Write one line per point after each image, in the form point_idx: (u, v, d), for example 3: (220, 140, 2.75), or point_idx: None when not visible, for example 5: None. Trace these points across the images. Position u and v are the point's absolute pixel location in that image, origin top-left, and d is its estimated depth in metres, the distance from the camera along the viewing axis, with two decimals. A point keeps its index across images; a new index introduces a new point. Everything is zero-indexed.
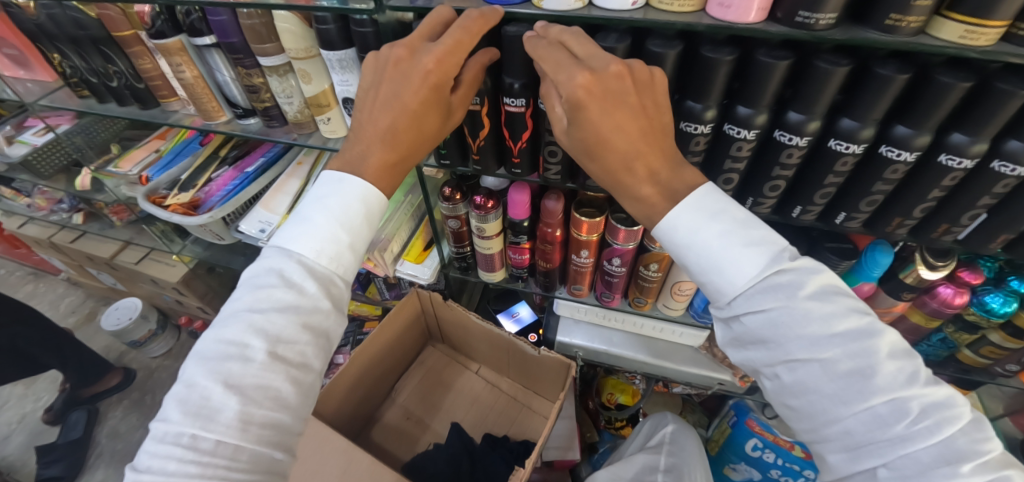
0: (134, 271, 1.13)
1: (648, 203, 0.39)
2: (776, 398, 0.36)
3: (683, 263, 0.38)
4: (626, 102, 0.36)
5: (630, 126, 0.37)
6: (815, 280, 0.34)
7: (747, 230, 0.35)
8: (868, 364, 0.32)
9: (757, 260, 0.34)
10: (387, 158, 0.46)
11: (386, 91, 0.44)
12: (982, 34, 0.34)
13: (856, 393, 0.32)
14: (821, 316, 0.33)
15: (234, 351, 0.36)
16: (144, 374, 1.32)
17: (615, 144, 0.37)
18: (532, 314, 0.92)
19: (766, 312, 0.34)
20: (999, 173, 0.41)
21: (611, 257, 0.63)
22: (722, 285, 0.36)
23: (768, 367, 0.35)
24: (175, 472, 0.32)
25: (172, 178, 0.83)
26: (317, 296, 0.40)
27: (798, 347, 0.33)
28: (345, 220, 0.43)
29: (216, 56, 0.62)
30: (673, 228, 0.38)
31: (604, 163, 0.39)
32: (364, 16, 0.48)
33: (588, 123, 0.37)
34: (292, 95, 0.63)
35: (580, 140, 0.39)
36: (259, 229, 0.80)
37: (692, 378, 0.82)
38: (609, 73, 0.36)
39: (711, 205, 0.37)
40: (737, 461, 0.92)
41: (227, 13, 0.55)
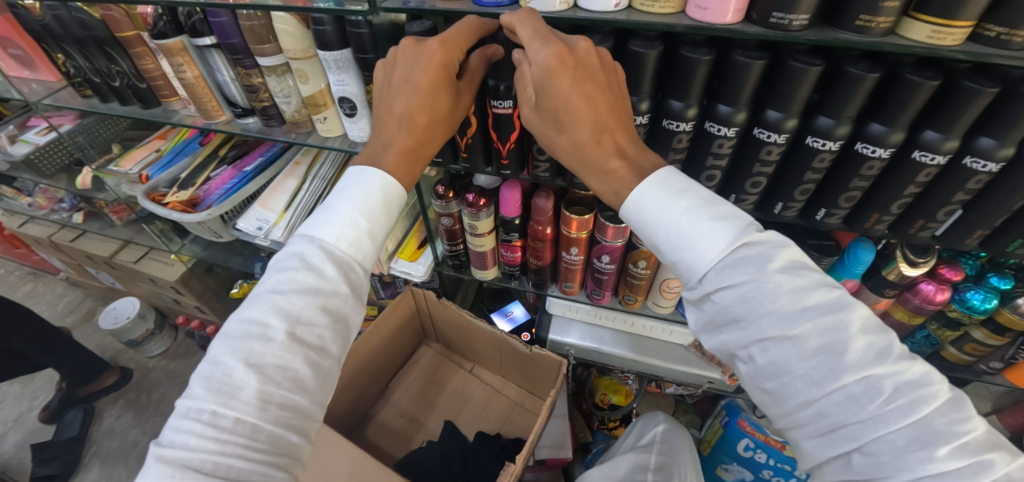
0: (133, 270, 1.14)
1: (613, 176, 0.42)
2: (752, 382, 0.36)
3: (656, 242, 0.39)
4: (593, 77, 0.40)
5: (597, 99, 0.40)
6: (782, 254, 0.35)
7: (713, 206, 0.37)
8: (839, 339, 0.32)
9: (726, 234, 0.35)
10: (406, 144, 0.48)
11: (399, 75, 0.46)
12: (948, 34, 0.36)
13: (829, 371, 0.32)
14: (791, 289, 0.33)
15: (255, 330, 0.37)
16: (140, 373, 1.33)
17: (580, 114, 0.41)
18: (525, 313, 0.93)
19: (737, 287, 0.34)
20: (972, 169, 0.42)
21: (601, 254, 0.63)
22: (693, 262, 0.36)
23: (743, 349, 0.35)
24: (196, 447, 0.33)
25: (172, 176, 0.84)
26: (336, 280, 0.42)
27: (768, 324, 0.33)
28: (366, 207, 0.45)
29: (216, 56, 0.64)
30: (644, 206, 0.39)
31: (572, 134, 0.42)
32: (359, 17, 0.50)
33: (556, 91, 0.40)
34: (290, 94, 0.64)
35: (549, 108, 0.42)
36: (256, 227, 0.81)
37: (681, 376, 0.82)
38: (579, 48, 0.39)
39: (679, 184, 0.39)
40: (729, 462, 0.93)
41: (227, 15, 0.57)
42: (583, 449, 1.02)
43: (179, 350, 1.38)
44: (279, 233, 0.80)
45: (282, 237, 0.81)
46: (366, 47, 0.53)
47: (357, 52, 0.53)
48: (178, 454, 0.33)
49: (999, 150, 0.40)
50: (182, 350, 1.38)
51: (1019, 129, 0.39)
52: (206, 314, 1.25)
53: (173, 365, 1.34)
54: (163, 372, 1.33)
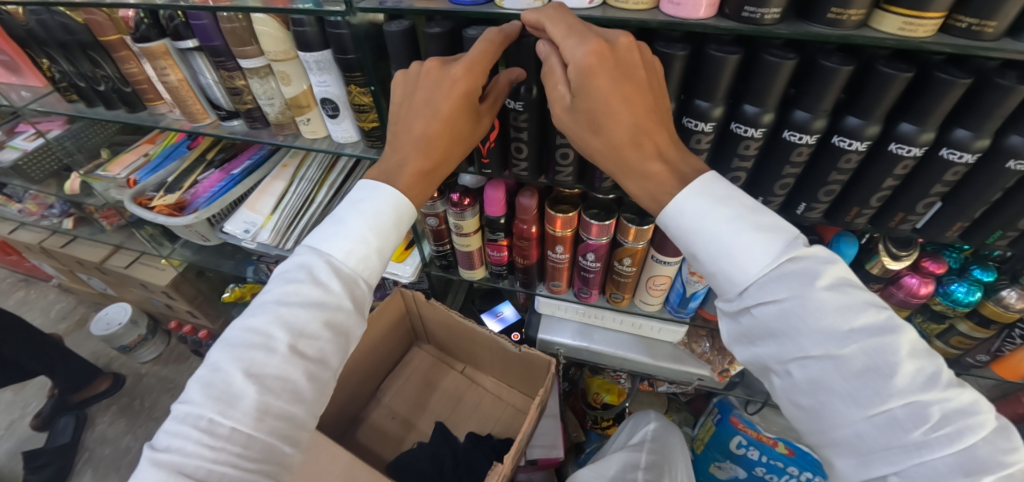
0: (124, 275, 1.14)
1: (653, 180, 0.40)
2: (785, 397, 0.37)
3: (695, 252, 0.39)
4: (634, 76, 0.38)
5: (636, 99, 0.39)
6: (830, 271, 0.35)
7: (759, 218, 0.36)
8: (886, 362, 0.32)
9: (772, 248, 0.35)
10: (421, 167, 0.48)
11: (420, 98, 0.45)
12: (920, 26, 0.36)
13: (873, 393, 0.32)
14: (839, 309, 0.33)
15: (257, 340, 0.38)
16: (133, 379, 1.32)
17: (618, 115, 0.39)
18: (516, 313, 0.93)
19: (779, 302, 0.35)
20: (949, 161, 0.42)
21: (586, 252, 0.63)
22: (733, 273, 0.36)
23: (780, 364, 0.36)
24: (191, 453, 0.34)
25: (159, 180, 0.84)
26: (341, 294, 0.42)
27: (811, 342, 0.34)
28: (376, 224, 0.45)
29: (199, 59, 0.64)
30: (684, 213, 0.39)
31: (608, 136, 0.40)
32: (338, 18, 0.50)
33: (593, 91, 0.38)
34: (272, 96, 0.64)
35: (584, 109, 0.40)
36: (243, 230, 0.81)
37: (670, 374, 0.82)
38: (619, 44, 0.38)
39: (722, 192, 0.38)
40: (723, 459, 0.91)
41: (208, 17, 0.57)
42: (576, 448, 1.02)
43: (172, 355, 1.37)
44: (267, 236, 0.80)
45: (270, 240, 0.81)
46: (346, 47, 0.53)
47: (337, 52, 0.53)
48: (173, 459, 0.34)
49: (975, 141, 0.40)
50: (175, 356, 1.37)
51: (993, 120, 0.39)
52: (198, 319, 1.24)
53: (166, 370, 1.34)
54: (156, 378, 1.32)
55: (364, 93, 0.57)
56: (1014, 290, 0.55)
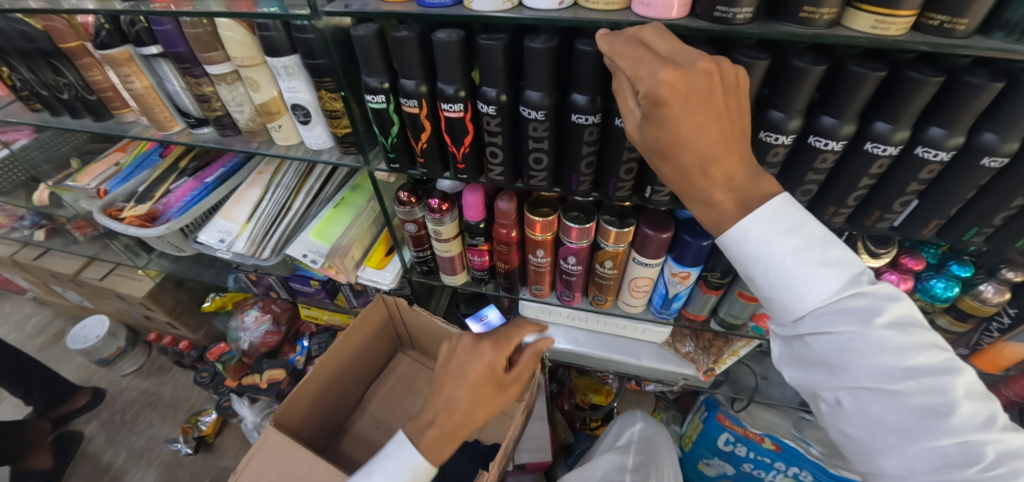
0: (99, 287, 1.11)
1: (716, 208, 0.38)
2: (832, 423, 0.38)
3: (751, 277, 0.39)
4: (711, 104, 0.33)
5: (710, 129, 0.34)
6: (892, 307, 0.35)
7: (825, 250, 0.36)
8: (942, 402, 0.33)
9: (834, 282, 0.35)
10: None
11: None
12: (891, 24, 0.36)
13: (926, 429, 0.33)
14: (896, 346, 0.34)
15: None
16: (114, 392, 1.29)
17: (692, 145, 0.35)
18: (500, 317, 0.91)
19: (835, 334, 0.35)
20: (924, 158, 0.42)
21: (566, 256, 0.62)
22: (790, 302, 0.37)
23: (830, 391, 0.37)
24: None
25: (130, 190, 0.82)
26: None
27: (864, 374, 0.35)
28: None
29: (164, 66, 0.62)
30: (743, 240, 0.38)
31: (676, 163, 0.36)
32: (304, 22, 0.49)
33: (665, 124, 0.34)
34: (242, 103, 0.62)
35: (652, 137, 0.36)
36: (218, 240, 0.78)
37: (658, 374, 0.83)
38: (698, 70, 0.32)
39: (788, 220, 0.36)
40: (711, 456, 0.91)
41: (171, 23, 0.55)
42: (565, 450, 1.00)
43: (152, 367, 1.34)
44: (242, 245, 0.77)
45: (245, 250, 0.78)
46: (314, 51, 0.51)
47: (305, 57, 0.52)
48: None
49: (948, 139, 0.40)
50: (155, 368, 1.33)
51: (965, 118, 0.39)
52: (179, 330, 1.21)
53: (147, 383, 1.31)
54: (137, 391, 1.29)
55: (335, 98, 0.55)
56: (991, 284, 0.56)
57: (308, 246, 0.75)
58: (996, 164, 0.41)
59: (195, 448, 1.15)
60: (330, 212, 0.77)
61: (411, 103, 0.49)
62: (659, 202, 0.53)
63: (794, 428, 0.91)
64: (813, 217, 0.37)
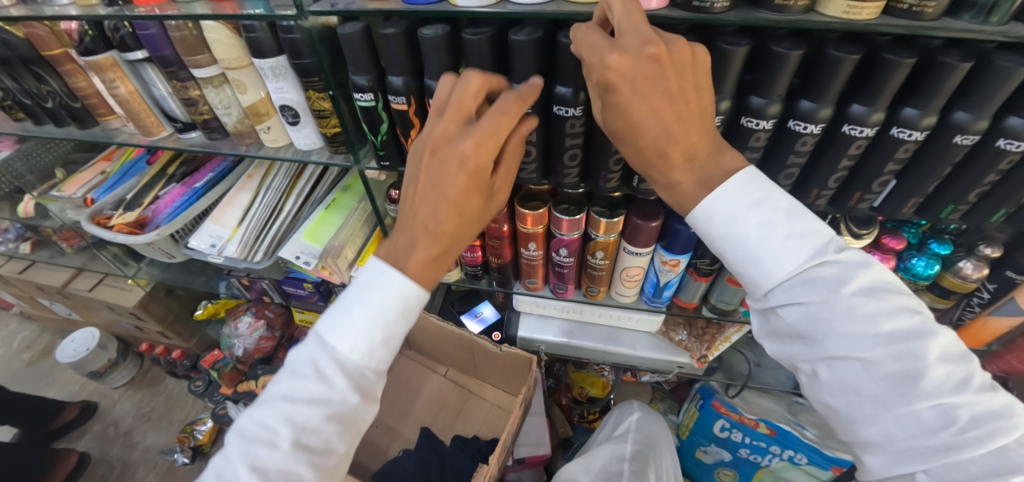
0: (89, 298, 1.10)
1: (679, 188, 0.40)
2: (814, 394, 0.38)
3: (723, 255, 0.40)
4: (661, 87, 0.35)
5: (664, 111, 0.36)
6: (860, 274, 0.35)
7: (790, 222, 0.37)
8: (914, 366, 0.33)
9: (800, 253, 0.36)
10: (432, 253, 0.41)
11: (426, 180, 0.40)
12: (862, 8, 0.37)
13: (900, 395, 0.33)
14: (864, 313, 0.34)
15: (263, 435, 0.38)
16: (106, 405, 1.27)
17: (645, 127, 0.37)
18: (495, 313, 0.93)
19: (804, 305, 0.36)
20: (899, 139, 0.43)
21: (559, 248, 0.63)
22: (759, 277, 0.38)
23: (807, 363, 0.37)
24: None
25: (118, 198, 0.81)
26: (346, 390, 0.39)
27: (836, 345, 0.35)
28: (382, 316, 0.39)
29: (150, 70, 0.62)
30: (710, 216, 0.39)
31: (634, 145, 0.39)
32: (290, 22, 0.49)
33: (619, 106, 0.36)
34: (230, 106, 0.62)
35: (611, 120, 0.38)
36: (209, 245, 0.77)
37: (653, 363, 0.83)
38: (644, 55, 0.34)
39: (751, 194, 0.37)
40: (708, 444, 0.95)
41: (156, 26, 0.55)
42: (564, 444, 1.02)
43: (145, 378, 1.32)
44: (234, 249, 0.77)
45: (237, 253, 0.77)
46: (301, 51, 0.51)
47: (292, 57, 0.52)
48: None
49: (922, 119, 0.42)
50: (148, 379, 1.32)
51: (938, 98, 0.40)
52: (171, 339, 1.20)
53: (140, 394, 1.29)
54: (130, 403, 1.27)
55: (323, 97, 0.56)
56: (970, 260, 0.58)
57: (302, 247, 0.74)
58: (968, 141, 0.43)
59: (192, 457, 1.14)
60: (322, 214, 0.77)
61: (399, 100, 0.50)
62: (648, 192, 0.54)
63: (789, 412, 0.90)
64: (777, 188, 0.38)
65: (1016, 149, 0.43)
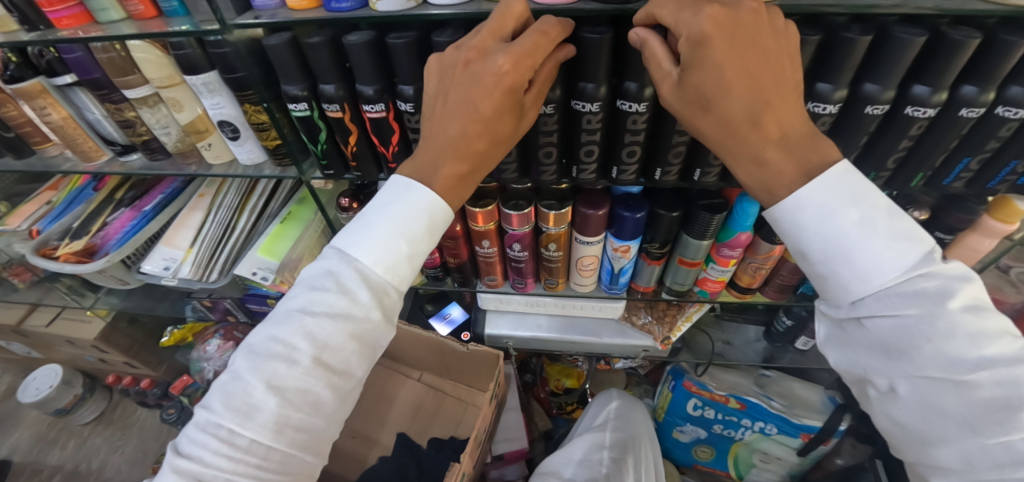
0: (47, 334, 1.07)
1: (767, 168, 0.38)
2: (883, 408, 0.39)
3: (807, 253, 0.39)
4: (755, 43, 0.35)
5: (761, 72, 0.35)
6: (964, 290, 0.35)
7: (897, 227, 0.36)
8: (1016, 395, 0.32)
9: (908, 261, 0.35)
10: (459, 170, 0.45)
11: (457, 94, 0.42)
12: None
13: (994, 423, 0.33)
14: (967, 334, 0.34)
15: (280, 350, 0.39)
16: (75, 443, 1.23)
17: (734, 89, 0.36)
18: (463, 313, 0.94)
19: (901, 317, 0.36)
20: (816, 113, 0.46)
21: (512, 243, 0.64)
22: (851, 282, 0.37)
23: (886, 378, 0.37)
24: (211, 461, 0.36)
25: (64, 227, 0.79)
26: (368, 305, 0.42)
27: (930, 364, 0.35)
28: (407, 231, 0.44)
29: (81, 94, 0.60)
30: (800, 208, 0.37)
31: (717, 114, 0.37)
32: (218, 37, 0.48)
33: (709, 61, 0.35)
34: (168, 125, 0.61)
35: (692, 85, 0.36)
36: (163, 267, 0.76)
37: (616, 349, 0.85)
38: (745, 8, 0.35)
39: (853, 193, 0.36)
40: (684, 424, 0.97)
41: (82, 49, 0.53)
42: (545, 437, 1.03)
43: (115, 411, 1.28)
44: (188, 270, 0.76)
45: (192, 274, 0.76)
46: (233, 65, 0.51)
47: (224, 72, 0.51)
48: (192, 466, 0.37)
49: (834, 92, 0.44)
50: (118, 412, 1.28)
51: (845, 71, 0.43)
52: (139, 368, 1.17)
53: (111, 428, 1.25)
54: (101, 439, 1.23)
55: (260, 110, 0.55)
56: None
57: (257, 263, 0.74)
58: (878, 111, 0.45)
59: None
60: (278, 227, 0.77)
61: (333, 108, 0.50)
62: (589, 181, 0.55)
63: (756, 385, 0.93)
64: (877, 188, 0.37)
65: (923, 115, 0.45)
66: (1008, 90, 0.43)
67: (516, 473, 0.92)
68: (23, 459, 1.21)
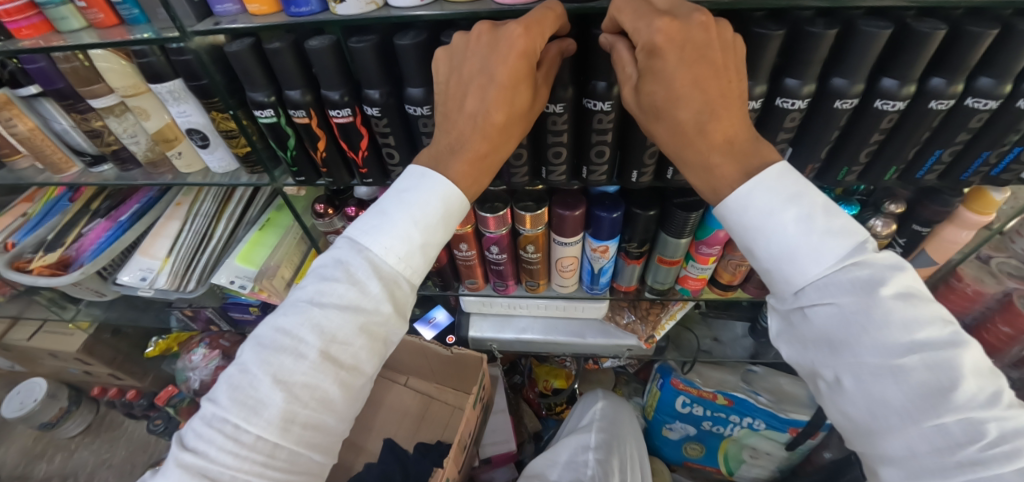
0: (30, 347, 1.06)
1: (715, 172, 0.39)
2: (832, 403, 0.36)
3: (753, 248, 0.38)
4: (707, 55, 0.36)
5: (709, 83, 0.37)
6: (896, 277, 0.34)
7: (829, 218, 0.35)
8: (948, 378, 0.31)
9: (840, 251, 0.35)
10: (480, 150, 0.43)
11: (473, 66, 0.41)
12: None
13: (929, 407, 0.31)
14: (901, 320, 0.32)
15: (288, 343, 0.38)
16: (62, 457, 1.21)
17: (685, 99, 0.37)
18: (448, 316, 0.93)
19: (838, 306, 0.34)
20: (785, 108, 0.45)
21: (489, 246, 0.64)
22: (793, 273, 0.36)
23: (830, 369, 0.35)
24: (216, 457, 0.35)
25: (39, 239, 0.78)
26: (379, 297, 0.40)
27: (867, 351, 0.33)
28: (422, 219, 0.42)
29: (47, 105, 0.59)
30: (745, 208, 0.38)
31: (671, 122, 0.39)
32: (179, 44, 0.47)
33: (660, 72, 0.37)
34: (136, 134, 0.60)
35: (646, 94, 0.39)
36: (139, 278, 0.75)
37: (601, 349, 0.85)
38: (694, 22, 0.36)
39: (789, 187, 0.36)
40: (673, 421, 0.97)
41: (44, 59, 0.53)
42: (535, 438, 1.03)
43: (102, 424, 1.27)
44: (165, 280, 0.75)
45: (169, 284, 0.75)
46: (197, 72, 0.50)
47: (189, 79, 0.51)
48: (196, 462, 0.35)
49: (802, 88, 0.44)
50: (106, 424, 1.26)
51: (812, 67, 0.42)
52: (124, 380, 1.16)
53: (98, 441, 1.24)
54: (88, 452, 1.22)
55: (227, 117, 0.54)
56: (879, 218, 0.60)
57: (235, 271, 0.74)
58: (848, 105, 0.45)
59: None
60: (256, 235, 0.76)
61: (300, 114, 0.49)
62: (561, 182, 0.54)
63: (743, 381, 0.93)
64: (813, 184, 0.37)
65: (892, 109, 0.45)
66: (976, 81, 0.43)
67: (505, 475, 0.93)
68: (9, 474, 1.20)
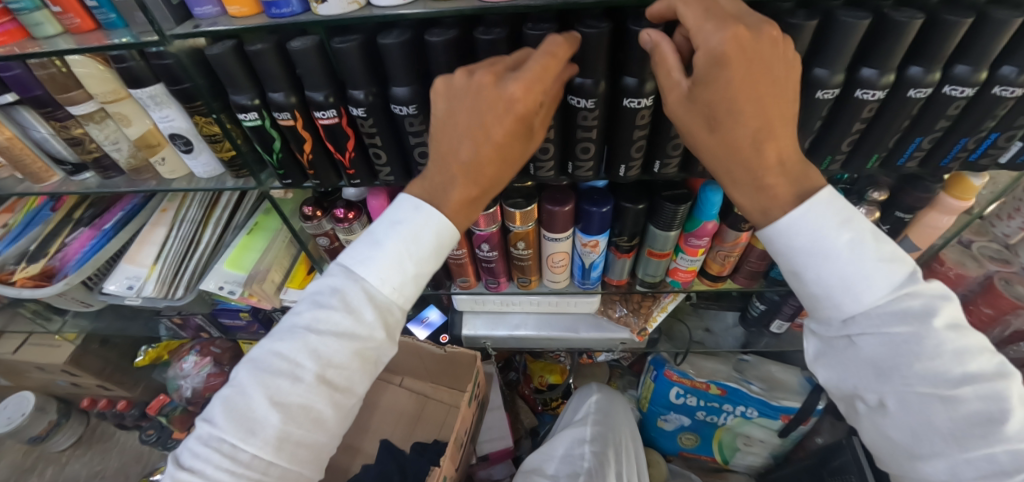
0: (15, 361, 1.04)
1: (768, 191, 0.38)
2: (872, 424, 0.38)
3: (801, 273, 0.38)
4: (772, 71, 0.35)
5: (770, 98, 0.35)
6: (946, 308, 0.36)
7: (881, 247, 0.36)
8: (1000, 410, 0.33)
9: (893, 281, 0.36)
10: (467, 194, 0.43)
11: (466, 118, 0.39)
12: None
13: (978, 436, 0.33)
14: (955, 351, 0.34)
15: (284, 367, 0.38)
16: (53, 470, 1.20)
17: (746, 116, 0.36)
18: (441, 315, 0.93)
19: (890, 335, 0.35)
20: None
21: (480, 244, 0.64)
22: (845, 301, 0.36)
23: (875, 394, 0.37)
24: (212, 476, 0.35)
25: (20, 251, 0.76)
26: (374, 324, 0.40)
27: (919, 380, 0.35)
28: (415, 251, 0.42)
29: (25, 113, 0.58)
30: (794, 233, 0.37)
31: (726, 134, 0.37)
32: (159, 48, 0.47)
33: (722, 83, 0.34)
34: (117, 141, 0.59)
35: (701, 103, 0.36)
36: (126, 287, 0.74)
37: (594, 343, 0.85)
38: (764, 34, 0.34)
39: (840, 215, 0.37)
40: (668, 413, 0.98)
41: (20, 66, 0.51)
42: (532, 434, 1.03)
43: (93, 435, 1.25)
44: (152, 288, 0.74)
45: (156, 291, 0.74)
46: (178, 76, 0.49)
47: (170, 84, 0.50)
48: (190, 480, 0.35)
49: None
50: (97, 435, 1.25)
51: None
52: (115, 391, 1.14)
53: (90, 453, 1.22)
54: (80, 464, 1.20)
55: (211, 122, 0.54)
56: (863, 206, 0.61)
57: (224, 276, 0.73)
58: (829, 95, 0.45)
59: None
60: (244, 239, 0.76)
61: (284, 116, 0.49)
62: (549, 178, 0.55)
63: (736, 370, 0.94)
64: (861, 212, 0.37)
65: (872, 98, 0.45)
66: (953, 69, 0.44)
67: (502, 472, 0.93)
68: None
